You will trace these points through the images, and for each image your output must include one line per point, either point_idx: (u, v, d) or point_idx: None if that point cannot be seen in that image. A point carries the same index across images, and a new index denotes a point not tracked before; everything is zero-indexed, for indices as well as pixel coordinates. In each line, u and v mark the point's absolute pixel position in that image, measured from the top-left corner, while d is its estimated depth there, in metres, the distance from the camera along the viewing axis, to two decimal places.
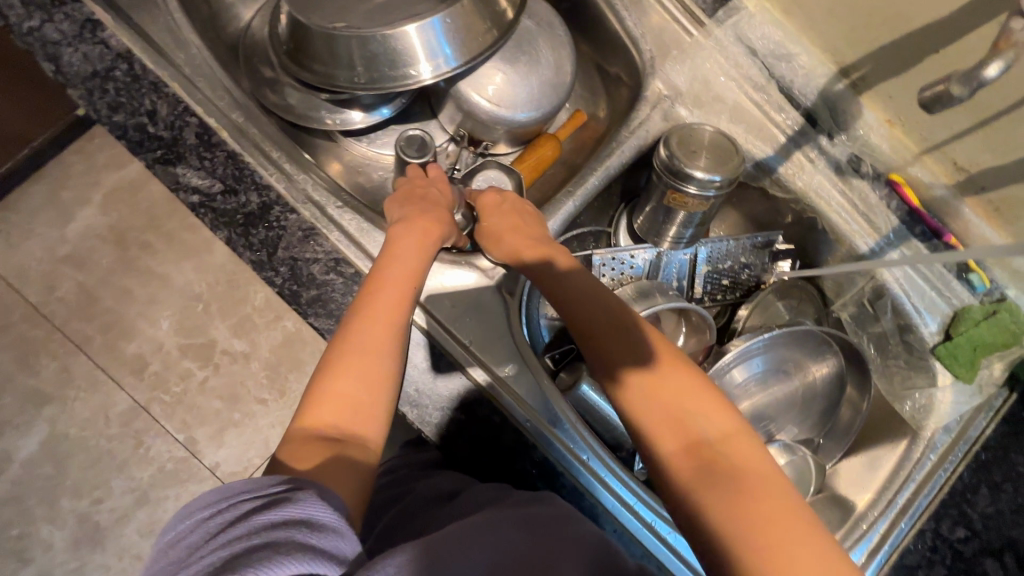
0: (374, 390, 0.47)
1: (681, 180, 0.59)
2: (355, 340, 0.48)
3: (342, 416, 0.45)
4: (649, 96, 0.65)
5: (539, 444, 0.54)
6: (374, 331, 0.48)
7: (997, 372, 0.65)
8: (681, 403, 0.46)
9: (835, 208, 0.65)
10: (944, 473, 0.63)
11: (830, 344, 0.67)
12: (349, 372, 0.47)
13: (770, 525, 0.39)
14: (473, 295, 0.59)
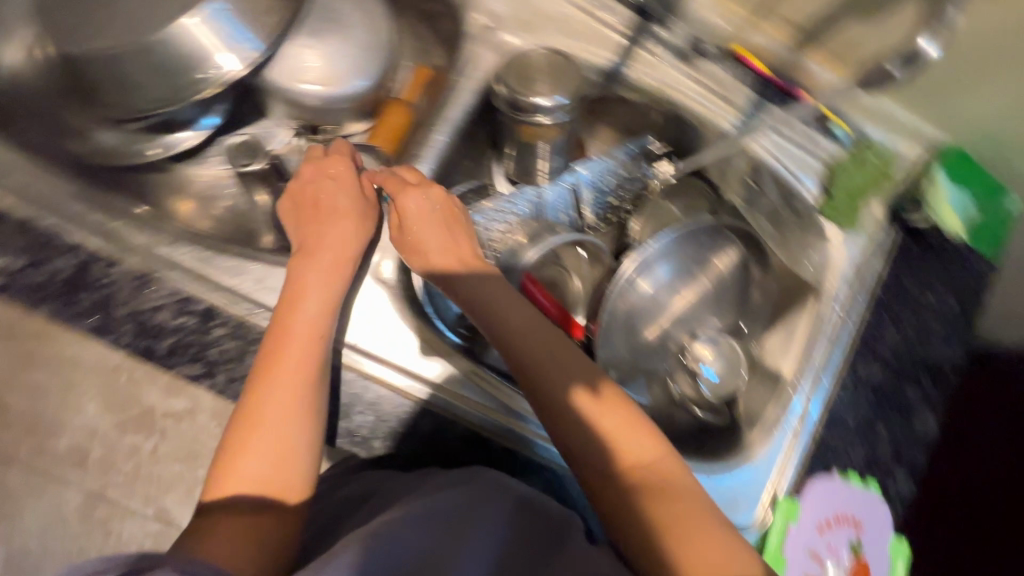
0: (290, 457, 0.46)
1: (528, 113, 0.57)
2: (272, 410, 0.46)
3: (259, 486, 0.45)
4: (470, 31, 0.60)
5: (483, 433, 0.53)
6: (289, 398, 0.46)
7: (879, 212, 0.67)
8: (620, 433, 0.49)
9: (691, 96, 0.65)
10: (852, 323, 0.65)
11: (728, 235, 0.66)
12: (267, 443, 0.45)
13: (701, 542, 0.43)
14: (375, 303, 0.54)
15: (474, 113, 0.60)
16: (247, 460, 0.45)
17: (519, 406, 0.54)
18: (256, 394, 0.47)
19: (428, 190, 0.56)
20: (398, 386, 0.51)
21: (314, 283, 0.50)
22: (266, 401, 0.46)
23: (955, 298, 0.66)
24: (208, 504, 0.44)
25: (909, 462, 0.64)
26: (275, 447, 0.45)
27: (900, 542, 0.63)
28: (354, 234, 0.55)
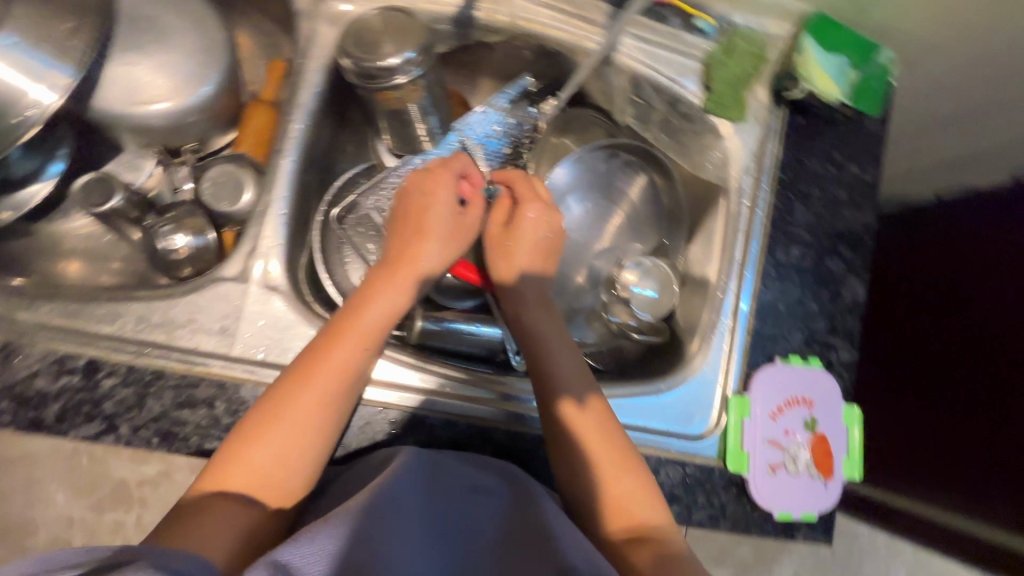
0: (298, 468, 0.45)
1: (382, 78, 0.54)
2: (297, 415, 0.45)
3: (257, 484, 0.44)
4: (302, 8, 0.56)
5: (447, 415, 0.56)
6: (320, 417, 0.46)
7: (763, 96, 0.66)
8: (623, 480, 0.51)
9: (548, 23, 0.62)
10: (761, 211, 0.65)
11: (633, 160, 0.69)
12: (286, 448, 0.45)
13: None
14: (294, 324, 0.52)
15: (329, 91, 0.57)
16: (254, 453, 0.44)
17: (500, 394, 0.60)
18: (288, 393, 0.46)
19: (532, 204, 0.59)
20: (385, 400, 0.55)
21: (376, 301, 0.50)
22: (295, 409, 0.45)
23: (855, 165, 0.67)
24: (204, 488, 0.43)
25: (846, 331, 0.66)
26: (281, 452, 0.44)
27: (855, 410, 0.64)
28: (439, 249, 0.54)
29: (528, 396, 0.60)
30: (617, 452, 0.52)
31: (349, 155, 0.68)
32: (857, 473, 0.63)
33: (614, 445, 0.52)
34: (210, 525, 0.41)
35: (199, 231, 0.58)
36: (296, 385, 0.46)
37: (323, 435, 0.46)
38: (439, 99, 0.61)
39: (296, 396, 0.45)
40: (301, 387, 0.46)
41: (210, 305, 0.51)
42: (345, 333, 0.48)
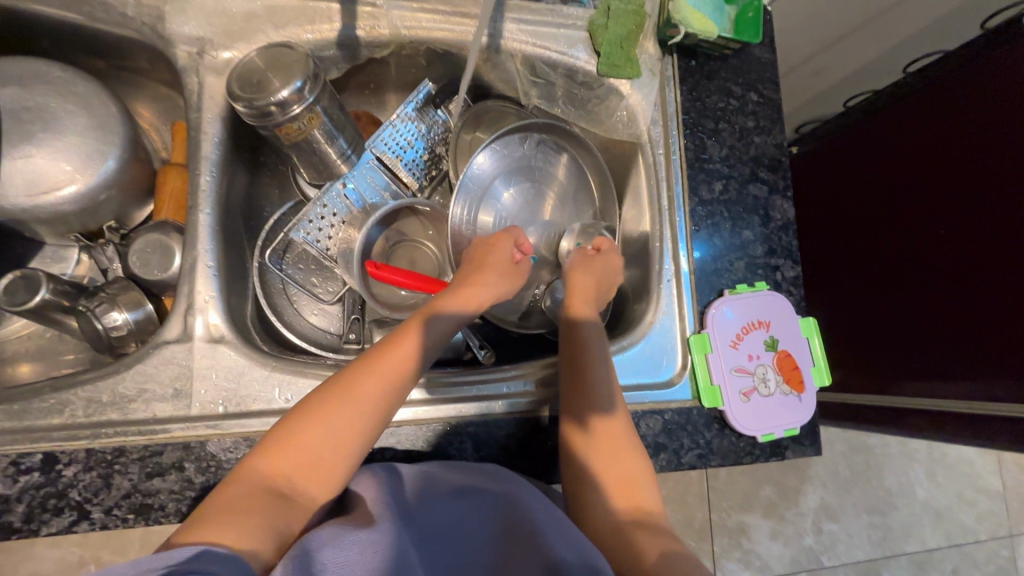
0: (346, 465, 0.45)
1: (278, 114, 0.55)
2: (360, 408, 0.46)
3: (301, 474, 0.43)
4: (184, 64, 0.56)
5: (436, 422, 0.57)
6: (372, 421, 0.47)
7: (652, 49, 0.69)
8: (624, 465, 0.55)
9: (431, 27, 0.62)
10: (677, 156, 0.67)
11: (551, 140, 0.71)
12: (342, 443, 0.45)
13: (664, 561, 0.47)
14: (251, 370, 0.52)
15: (230, 138, 0.58)
16: (310, 437, 0.44)
17: (488, 389, 0.60)
18: (356, 385, 0.47)
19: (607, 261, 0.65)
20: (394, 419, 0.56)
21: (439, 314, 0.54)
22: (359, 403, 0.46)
23: (753, 92, 0.70)
24: (237, 477, 0.42)
25: (784, 249, 0.68)
26: (330, 446, 0.44)
27: (810, 320, 0.66)
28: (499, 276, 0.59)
29: (514, 382, 0.62)
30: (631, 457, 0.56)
31: (274, 197, 0.69)
32: (827, 379, 0.65)
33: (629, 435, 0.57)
34: (248, 507, 0.39)
35: (137, 304, 0.58)
36: (369, 379, 0.48)
37: (369, 440, 0.47)
38: (342, 123, 0.62)
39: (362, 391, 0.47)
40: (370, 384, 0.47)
41: (159, 370, 0.50)
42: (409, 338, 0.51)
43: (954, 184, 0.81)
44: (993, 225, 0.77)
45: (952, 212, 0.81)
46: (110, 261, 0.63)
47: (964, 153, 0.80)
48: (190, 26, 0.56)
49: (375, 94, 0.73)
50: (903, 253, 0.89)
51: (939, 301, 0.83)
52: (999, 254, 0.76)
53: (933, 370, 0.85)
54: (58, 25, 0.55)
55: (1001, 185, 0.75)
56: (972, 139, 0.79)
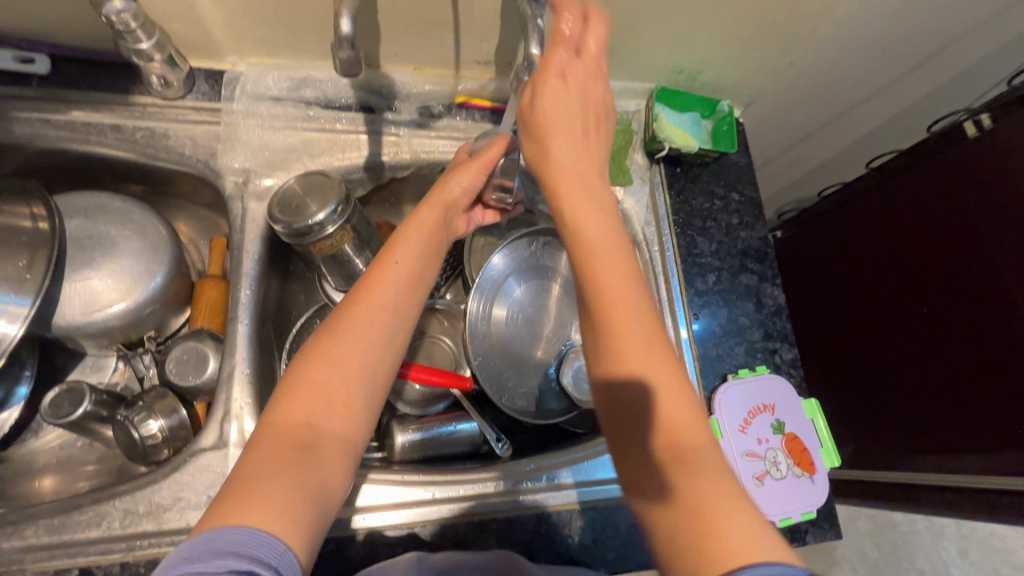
0: (357, 394, 0.48)
1: (314, 233, 0.61)
2: (354, 341, 0.49)
3: (318, 417, 0.46)
4: (231, 192, 0.64)
5: (455, 518, 0.59)
6: (374, 352, 0.49)
7: (641, 159, 0.77)
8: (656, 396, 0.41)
9: (447, 151, 0.70)
10: (671, 251, 0.74)
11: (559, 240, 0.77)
12: (347, 379, 0.47)
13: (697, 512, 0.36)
14: None
15: (268, 254, 0.63)
16: (315, 384, 0.46)
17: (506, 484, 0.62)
18: (340, 326, 0.49)
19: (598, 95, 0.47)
20: (407, 520, 0.58)
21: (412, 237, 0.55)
22: (349, 339, 0.49)
23: (735, 193, 0.78)
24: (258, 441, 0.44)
25: (780, 334, 0.72)
26: (332, 379, 0.47)
27: (813, 402, 0.69)
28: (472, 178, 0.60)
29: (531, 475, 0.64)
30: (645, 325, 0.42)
31: (301, 301, 0.74)
32: (837, 459, 0.67)
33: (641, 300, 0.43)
34: (275, 470, 0.41)
35: (172, 409, 0.60)
36: (349, 317, 0.49)
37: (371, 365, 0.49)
38: (368, 235, 0.69)
39: (352, 329, 0.49)
40: (354, 322, 0.49)
41: (195, 478, 0.52)
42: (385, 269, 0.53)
43: (932, 266, 0.90)
44: (974, 300, 0.84)
45: (935, 291, 0.90)
46: (147, 368, 0.67)
47: (936, 239, 0.90)
48: (238, 160, 0.64)
49: (394, 206, 0.80)
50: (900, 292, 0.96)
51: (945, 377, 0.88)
52: (985, 326, 0.83)
53: (949, 440, 0.87)
54: (121, 163, 0.63)
55: (972, 264, 0.84)
56: (939, 227, 0.89)
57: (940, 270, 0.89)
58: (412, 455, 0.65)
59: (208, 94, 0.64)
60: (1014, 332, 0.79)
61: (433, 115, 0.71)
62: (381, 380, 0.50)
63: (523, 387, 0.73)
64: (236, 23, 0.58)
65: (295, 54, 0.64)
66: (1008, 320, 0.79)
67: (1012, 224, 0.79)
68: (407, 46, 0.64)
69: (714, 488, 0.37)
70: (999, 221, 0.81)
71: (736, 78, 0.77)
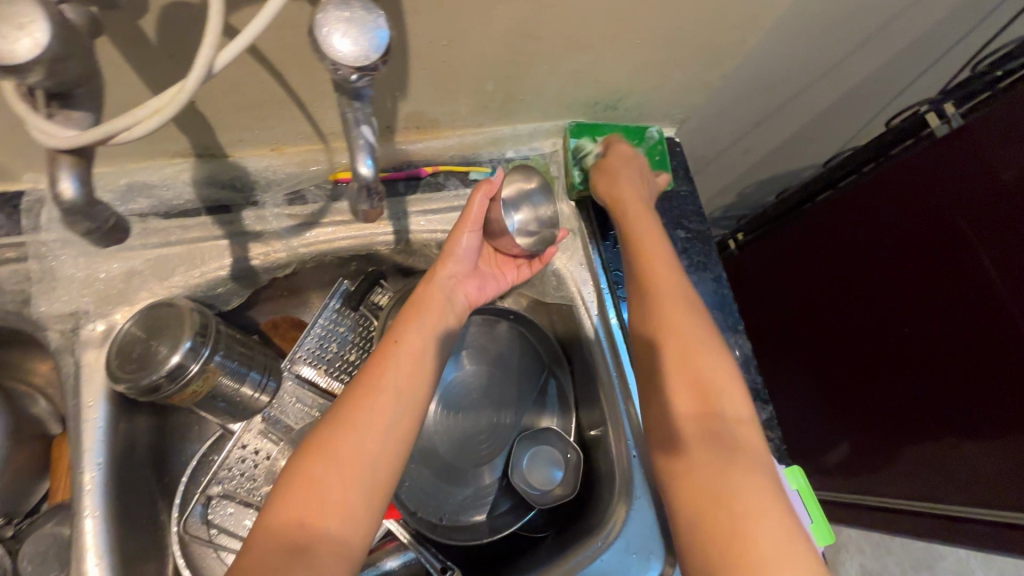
0: (359, 489, 0.43)
1: (169, 385, 0.49)
2: (357, 430, 0.45)
3: (314, 515, 0.41)
4: (58, 344, 0.51)
5: None
6: (379, 437, 0.46)
7: (566, 207, 0.66)
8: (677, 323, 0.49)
9: (330, 239, 0.58)
10: (614, 315, 0.63)
11: (492, 316, 0.67)
12: (350, 471, 0.44)
13: (701, 398, 0.46)
14: None
15: (118, 412, 0.51)
16: (313, 481, 0.42)
17: None
18: (344, 416, 0.46)
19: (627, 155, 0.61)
20: None
21: (420, 317, 0.53)
22: (355, 429, 0.45)
23: (680, 230, 0.68)
24: (258, 534, 0.41)
25: (749, 390, 0.63)
26: (333, 470, 0.43)
27: (797, 469, 0.60)
28: (471, 242, 0.56)
29: None
30: (658, 269, 0.52)
31: (192, 434, 0.63)
32: (831, 536, 0.58)
33: (656, 246, 0.54)
34: None
35: None
36: (354, 404, 0.46)
37: (379, 449, 0.45)
38: (249, 357, 0.57)
39: (358, 415, 0.46)
40: (362, 405, 0.46)
41: None
42: (395, 346, 0.50)
43: (910, 279, 0.82)
44: (961, 321, 0.76)
45: (917, 307, 0.81)
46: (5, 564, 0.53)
47: (913, 253, 0.81)
48: (60, 303, 0.51)
49: (293, 297, 0.68)
50: (883, 290, 0.86)
51: (936, 390, 0.80)
52: (971, 353, 0.75)
53: (932, 460, 0.82)
54: None
55: (947, 286, 0.77)
56: (913, 239, 0.81)
57: (927, 280, 0.80)
58: None
59: (6, 227, 0.50)
60: (1007, 358, 0.71)
61: (306, 202, 0.58)
62: (385, 474, 0.45)
63: (466, 497, 0.63)
64: (11, 142, 0.45)
65: (111, 159, 0.51)
66: (995, 356, 0.73)
67: (996, 242, 0.71)
68: (251, 128, 0.51)
69: (734, 424, 0.45)
70: (979, 245, 0.73)
71: (662, 98, 0.66)
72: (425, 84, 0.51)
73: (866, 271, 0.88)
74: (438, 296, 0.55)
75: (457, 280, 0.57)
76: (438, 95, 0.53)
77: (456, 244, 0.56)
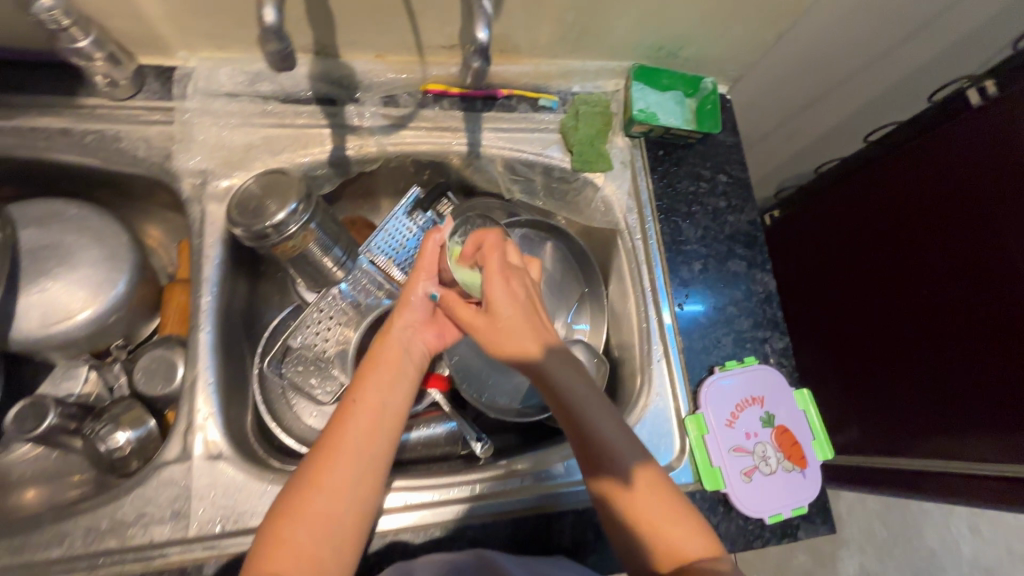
0: (337, 539, 0.43)
1: (275, 235, 0.59)
2: (331, 480, 0.44)
3: (295, 570, 0.40)
4: (188, 194, 0.61)
5: (458, 521, 0.57)
6: (358, 482, 0.45)
7: (622, 142, 0.74)
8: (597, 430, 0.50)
9: (414, 141, 0.67)
10: (653, 240, 0.71)
11: (540, 232, 0.76)
12: (323, 524, 0.42)
13: (639, 509, 0.48)
14: (261, 476, 0.54)
15: (229, 258, 0.62)
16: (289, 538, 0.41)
17: (512, 478, 0.61)
18: (310, 472, 0.45)
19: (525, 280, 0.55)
20: (411, 522, 0.56)
21: (381, 366, 0.53)
22: (327, 480, 0.44)
23: (722, 174, 0.74)
24: None
25: (770, 322, 0.69)
26: (305, 525, 0.42)
27: (805, 393, 0.66)
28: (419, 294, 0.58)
29: (531, 472, 0.61)
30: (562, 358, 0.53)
31: (274, 302, 0.73)
32: (830, 452, 0.65)
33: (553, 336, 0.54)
34: None
35: (139, 421, 0.60)
36: (321, 460, 0.45)
37: (355, 500, 0.45)
38: (336, 234, 0.67)
39: (324, 471, 0.44)
40: (328, 467, 0.44)
41: (159, 493, 0.52)
42: (364, 392, 0.50)
43: (929, 242, 0.81)
44: (964, 284, 0.77)
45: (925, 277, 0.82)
46: (117, 377, 0.66)
47: (931, 204, 0.81)
48: (194, 160, 0.61)
49: (368, 199, 0.78)
50: (896, 263, 0.87)
51: (941, 354, 0.80)
52: (983, 313, 0.75)
53: (953, 428, 0.79)
54: (76, 169, 0.60)
55: (960, 253, 0.78)
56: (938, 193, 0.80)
57: (933, 251, 0.81)
58: (405, 455, 0.66)
59: (159, 93, 0.61)
60: (1003, 316, 0.72)
61: (399, 105, 0.67)
62: (365, 524, 0.45)
63: (506, 385, 0.70)
64: (180, 16, 0.55)
65: (249, 46, 0.61)
66: (1002, 316, 0.72)
67: (998, 201, 0.72)
68: (365, 32, 0.60)
69: (674, 518, 0.47)
70: (1000, 203, 0.72)
71: (719, 51, 0.72)
72: (517, 6, 0.59)
73: (881, 245, 0.90)
74: (394, 344, 0.55)
75: (413, 328, 0.57)
76: (525, 21, 0.62)
77: (411, 292, 0.58)
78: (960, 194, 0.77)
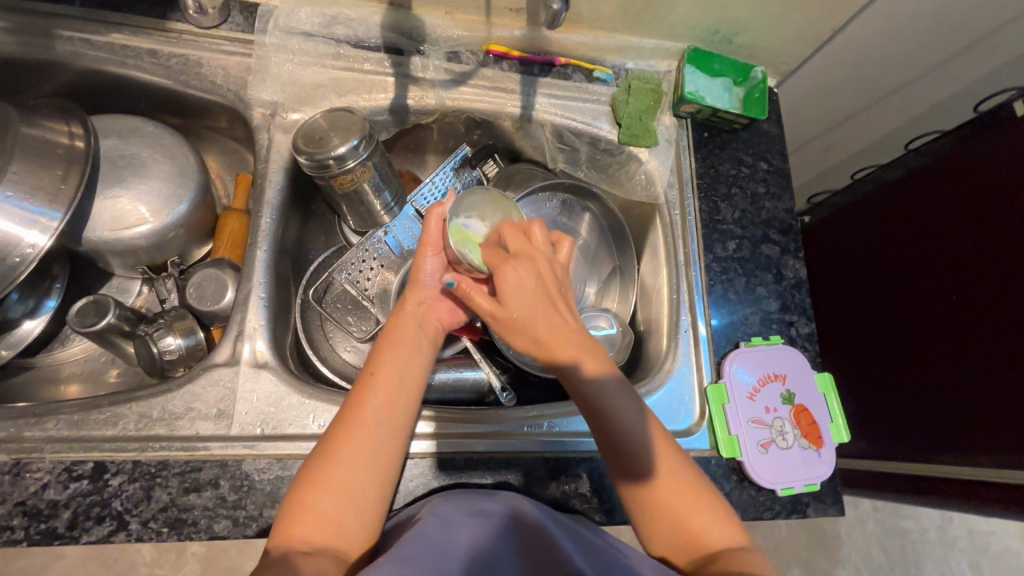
0: (359, 502, 0.45)
1: (335, 166, 0.61)
2: (348, 450, 0.46)
3: (319, 532, 0.43)
4: (258, 123, 0.65)
5: (482, 453, 0.60)
6: (375, 449, 0.47)
7: (669, 121, 0.76)
8: (617, 426, 0.50)
9: (471, 98, 0.70)
10: (691, 216, 0.73)
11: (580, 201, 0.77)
12: (342, 491, 0.45)
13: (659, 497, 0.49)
14: (302, 387, 0.57)
15: (289, 186, 0.65)
16: (312, 504, 0.44)
17: (534, 421, 0.64)
18: (329, 443, 0.47)
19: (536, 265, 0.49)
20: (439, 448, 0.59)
21: (396, 338, 0.53)
22: (344, 452, 0.46)
23: (763, 162, 0.76)
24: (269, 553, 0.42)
25: (798, 306, 0.71)
26: (326, 494, 0.44)
27: (827, 377, 0.68)
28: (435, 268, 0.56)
29: (551, 420, 0.64)
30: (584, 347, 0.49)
31: (321, 241, 0.77)
32: (847, 435, 0.66)
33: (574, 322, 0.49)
34: None
35: (190, 331, 0.63)
36: (338, 431, 0.47)
37: (374, 468, 0.47)
38: (388, 178, 0.70)
39: (343, 442, 0.46)
40: (346, 441, 0.46)
41: (206, 391, 0.55)
42: (381, 364, 0.51)
43: (963, 247, 0.82)
44: (993, 291, 0.78)
45: (956, 283, 0.83)
46: (168, 293, 0.70)
47: (967, 210, 0.82)
48: (267, 92, 0.65)
49: (417, 154, 0.81)
50: (925, 269, 0.87)
51: (965, 360, 0.81)
52: (1003, 328, 0.76)
53: (976, 436, 0.79)
54: (157, 89, 0.64)
55: (993, 260, 0.78)
56: (975, 214, 0.81)
57: (965, 257, 0.82)
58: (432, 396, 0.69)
59: (242, 26, 0.65)
60: None
61: (461, 62, 0.70)
62: (386, 484, 0.47)
63: None
64: None
65: None
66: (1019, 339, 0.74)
67: None
68: None
69: (691, 504, 0.48)
70: None
71: (772, 41, 0.74)
72: None
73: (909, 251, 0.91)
74: (411, 318, 0.55)
75: (427, 304, 0.56)
76: None
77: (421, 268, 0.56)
78: (998, 201, 0.78)
